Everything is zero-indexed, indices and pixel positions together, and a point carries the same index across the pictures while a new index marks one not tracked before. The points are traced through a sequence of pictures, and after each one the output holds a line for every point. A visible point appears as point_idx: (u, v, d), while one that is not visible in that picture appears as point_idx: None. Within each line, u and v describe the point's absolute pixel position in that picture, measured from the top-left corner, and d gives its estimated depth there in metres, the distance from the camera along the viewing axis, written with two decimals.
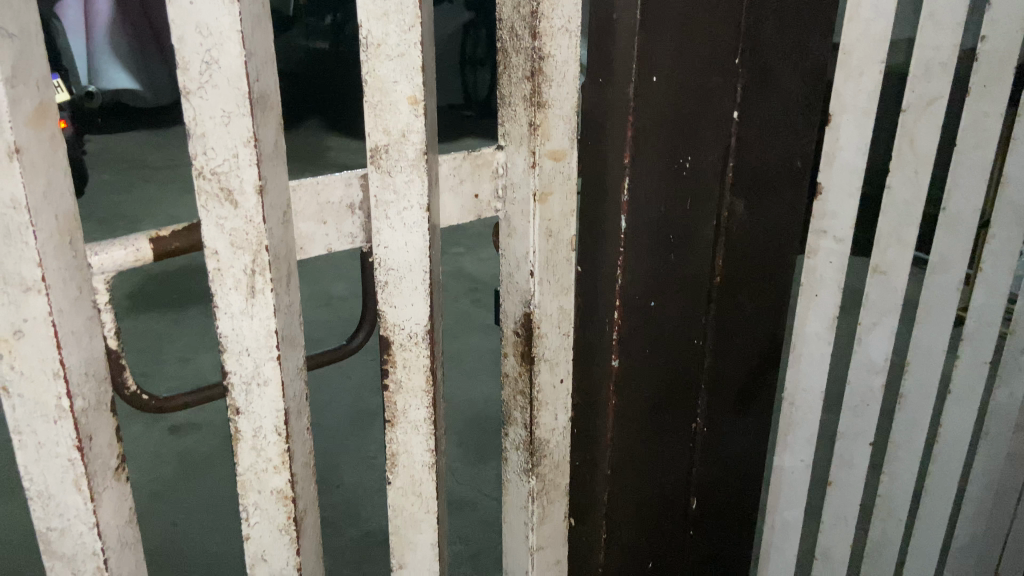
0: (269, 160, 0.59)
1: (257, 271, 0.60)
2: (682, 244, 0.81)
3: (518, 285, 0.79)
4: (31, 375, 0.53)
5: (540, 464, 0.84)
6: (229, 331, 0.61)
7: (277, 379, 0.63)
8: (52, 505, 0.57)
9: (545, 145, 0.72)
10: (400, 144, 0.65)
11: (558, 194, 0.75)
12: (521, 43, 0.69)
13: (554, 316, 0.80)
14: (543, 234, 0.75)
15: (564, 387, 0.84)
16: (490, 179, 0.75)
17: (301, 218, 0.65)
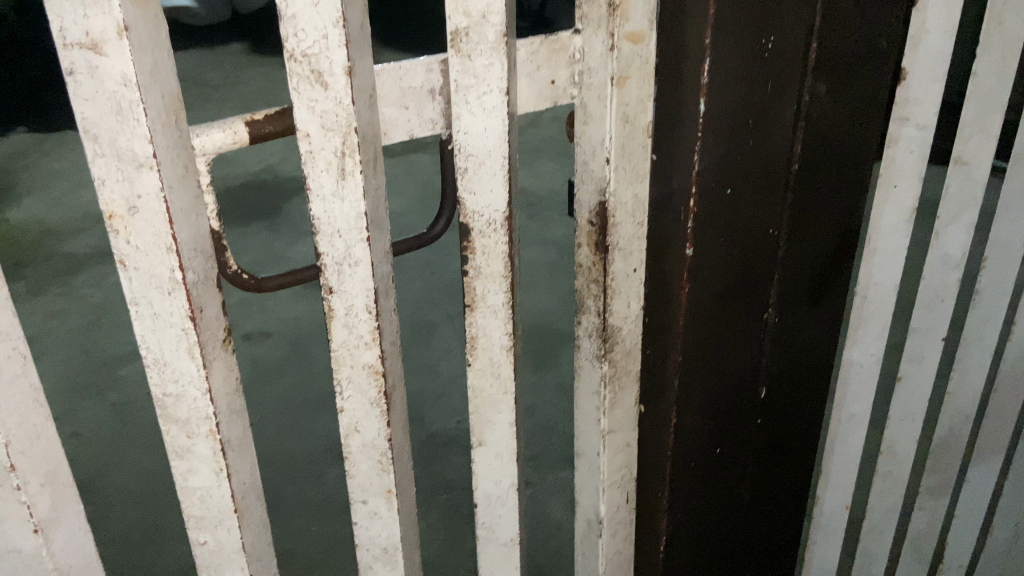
0: (357, 43, 0.60)
1: (347, 153, 0.62)
2: (761, 130, 0.80)
3: (594, 174, 0.79)
4: (145, 249, 0.56)
5: (612, 350, 0.87)
6: (322, 213, 0.64)
7: (367, 260, 0.66)
8: (168, 371, 0.61)
9: (624, 26, 0.71)
10: (480, 26, 0.65)
11: (636, 77, 0.74)
12: None
13: (628, 204, 0.81)
14: (620, 120, 0.75)
15: (637, 276, 0.86)
16: (566, 66, 0.75)
17: (385, 103, 0.66)
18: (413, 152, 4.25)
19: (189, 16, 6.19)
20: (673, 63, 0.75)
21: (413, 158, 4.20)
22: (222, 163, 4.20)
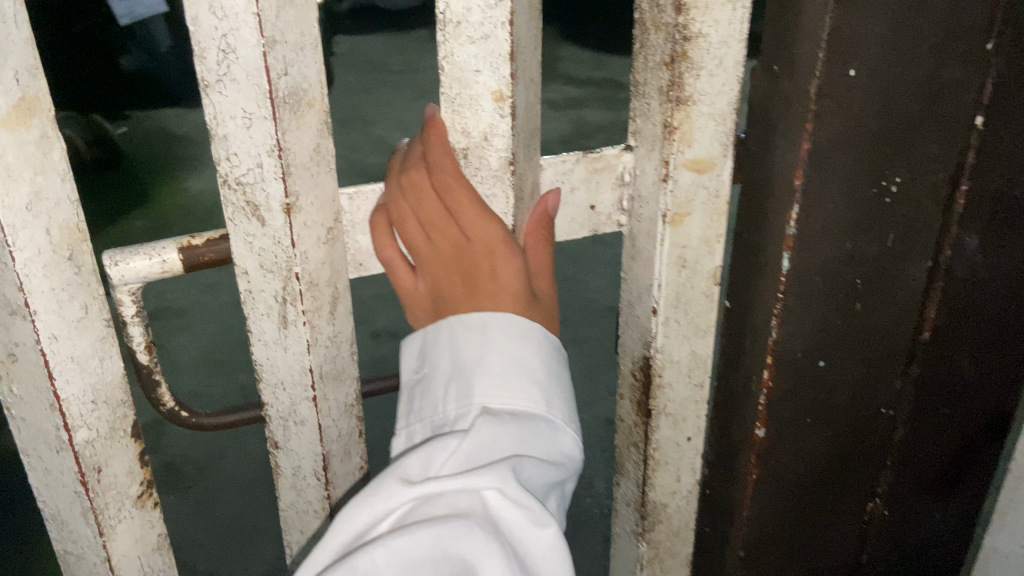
0: (305, 170, 0.48)
1: (289, 299, 0.50)
2: (875, 291, 0.59)
3: (639, 321, 0.62)
4: (30, 401, 0.48)
5: (653, 529, 0.69)
6: (264, 359, 0.53)
7: (313, 422, 0.54)
8: (67, 529, 0.53)
9: (684, 153, 0.54)
10: (482, 149, 0.51)
11: (700, 214, 0.57)
12: (662, 18, 0.51)
13: (682, 363, 0.62)
14: (674, 265, 0.58)
15: (693, 446, 0.67)
16: (612, 188, 0.59)
17: (361, 230, 0.54)
18: None
19: None
20: (756, 201, 0.58)
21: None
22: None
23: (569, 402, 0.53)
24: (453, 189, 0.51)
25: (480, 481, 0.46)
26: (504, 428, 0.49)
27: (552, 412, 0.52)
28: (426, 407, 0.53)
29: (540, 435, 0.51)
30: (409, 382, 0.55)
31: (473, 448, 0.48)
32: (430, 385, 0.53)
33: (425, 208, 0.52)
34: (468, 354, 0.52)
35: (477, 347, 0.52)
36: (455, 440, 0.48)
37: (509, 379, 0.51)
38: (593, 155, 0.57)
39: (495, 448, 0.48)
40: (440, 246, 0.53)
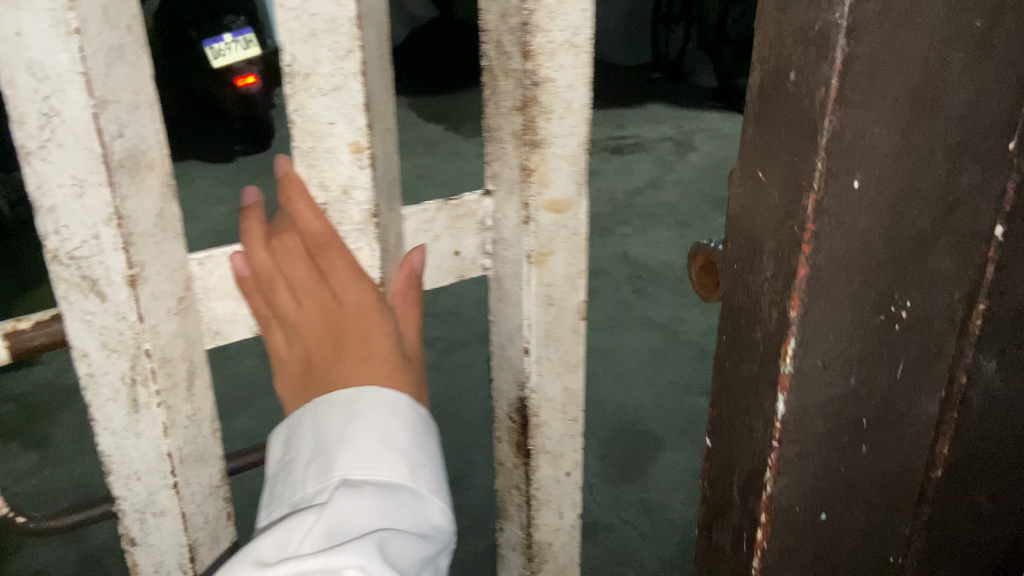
0: (150, 236, 0.51)
1: (140, 378, 0.52)
2: (886, 429, 0.52)
3: (512, 364, 0.72)
4: None
5: (539, 564, 0.78)
6: (112, 450, 0.54)
7: (174, 510, 0.56)
8: None
9: (542, 194, 0.65)
10: (343, 202, 0.59)
11: (561, 252, 0.67)
12: (511, 65, 0.61)
13: (554, 400, 0.72)
14: (541, 301, 0.68)
15: (570, 481, 0.76)
16: (476, 232, 0.68)
17: (214, 296, 0.58)
18: None
19: None
20: (744, 314, 0.50)
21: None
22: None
23: (431, 476, 0.59)
24: (327, 250, 0.59)
25: (344, 556, 0.51)
26: (365, 501, 0.54)
27: (417, 482, 0.58)
28: (286, 489, 0.58)
29: (406, 506, 0.56)
30: (274, 472, 0.60)
31: (333, 522, 0.53)
32: (294, 468, 0.59)
33: (300, 277, 0.60)
34: (331, 433, 0.57)
35: (340, 425, 0.57)
36: (313, 516, 0.53)
37: (373, 453, 0.56)
38: (455, 202, 0.66)
39: (354, 522, 0.53)
40: (315, 311, 0.60)
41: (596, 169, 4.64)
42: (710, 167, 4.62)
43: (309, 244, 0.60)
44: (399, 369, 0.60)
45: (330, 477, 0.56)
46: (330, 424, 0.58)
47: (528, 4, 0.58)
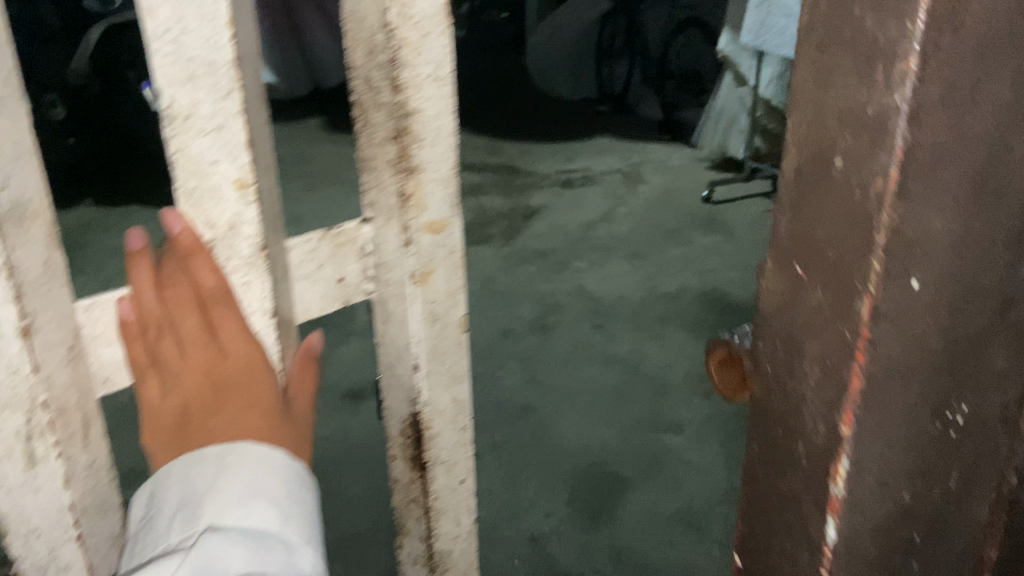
0: (37, 284, 0.57)
1: (33, 432, 0.59)
2: (938, 537, 0.48)
3: (404, 384, 0.86)
4: None
5: (439, 565, 0.94)
6: (9, 505, 0.61)
7: (77, 561, 0.64)
8: None
9: (420, 215, 0.78)
10: (231, 236, 0.67)
11: (441, 268, 0.82)
12: (381, 98, 0.74)
13: (444, 411, 0.87)
14: (428, 315, 0.82)
15: (463, 488, 0.92)
16: (358, 258, 0.80)
17: (102, 342, 0.65)
18: (476, 246, 4.17)
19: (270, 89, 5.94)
20: (785, 420, 0.47)
21: (476, 253, 4.08)
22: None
23: (302, 522, 0.67)
24: (219, 302, 0.67)
25: None
26: (234, 541, 0.62)
27: (288, 530, 0.65)
28: (150, 542, 0.65)
29: (276, 554, 0.64)
30: (137, 526, 0.67)
31: (199, 563, 0.60)
32: (161, 517, 0.65)
33: (188, 324, 0.67)
34: (203, 483, 0.64)
35: (211, 476, 0.65)
36: (180, 559, 0.61)
37: (246, 499, 0.64)
38: (335, 233, 0.78)
39: (219, 561, 0.61)
40: (200, 356, 0.67)
41: (550, 203, 4.72)
42: (658, 200, 4.75)
43: (204, 294, 0.67)
44: (268, 418, 0.69)
45: (199, 524, 0.63)
46: (201, 474, 0.65)
47: (395, 40, 0.70)
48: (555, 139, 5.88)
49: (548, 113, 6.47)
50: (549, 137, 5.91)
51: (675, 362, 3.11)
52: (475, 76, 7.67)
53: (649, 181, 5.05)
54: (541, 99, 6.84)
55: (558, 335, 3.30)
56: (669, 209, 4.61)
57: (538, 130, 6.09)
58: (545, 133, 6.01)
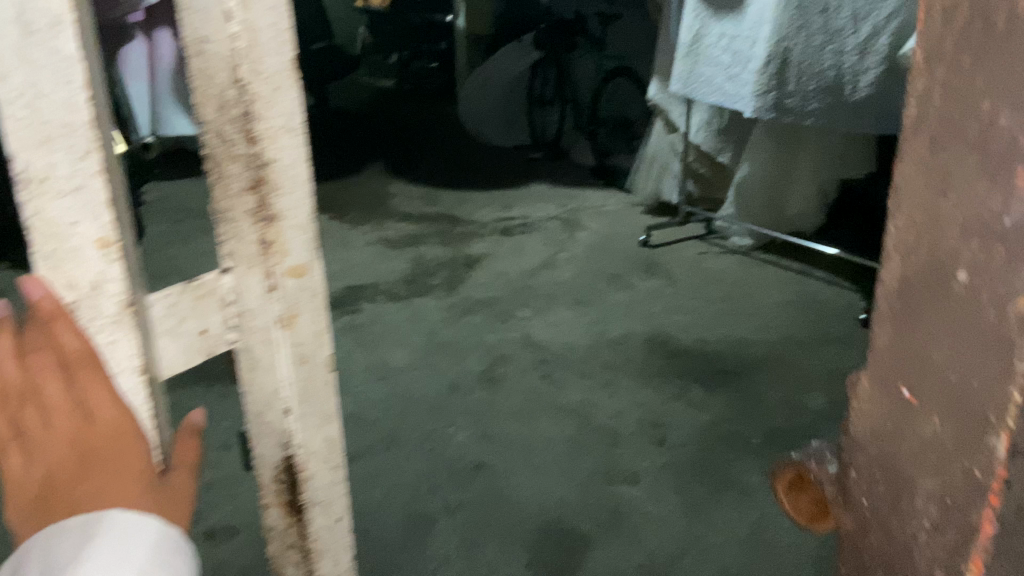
0: None
1: None
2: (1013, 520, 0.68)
3: (276, 423, 1.21)
4: None
5: (307, 551, 1.33)
6: None
7: None
8: None
9: (283, 261, 1.13)
10: (97, 288, 0.94)
11: (305, 312, 1.18)
12: (243, 159, 1.06)
13: (315, 448, 1.26)
14: (294, 348, 1.18)
15: (335, 515, 1.34)
16: (220, 308, 1.11)
17: None
18: (419, 296, 4.10)
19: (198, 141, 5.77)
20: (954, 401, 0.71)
21: (419, 304, 4.01)
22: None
23: None
24: (81, 364, 0.87)
25: None
26: None
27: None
28: None
29: None
30: None
31: None
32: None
33: (56, 400, 0.84)
34: (64, 554, 0.78)
35: (72, 545, 0.79)
36: None
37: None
38: (197, 286, 1.08)
39: None
40: (64, 426, 0.84)
41: (491, 251, 4.69)
42: (598, 245, 4.77)
43: (69, 363, 0.86)
44: (141, 482, 0.87)
45: None
46: (63, 546, 0.79)
47: (253, 116, 1.04)
48: (493, 186, 5.89)
49: (485, 162, 6.49)
50: (487, 185, 5.91)
51: (626, 410, 3.08)
52: (411, 124, 7.64)
53: (588, 226, 5.08)
54: (477, 147, 6.88)
55: (506, 387, 3.24)
56: (609, 254, 4.64)
57: (476, 177, 6.10)
58: (482, 181, 6.01)
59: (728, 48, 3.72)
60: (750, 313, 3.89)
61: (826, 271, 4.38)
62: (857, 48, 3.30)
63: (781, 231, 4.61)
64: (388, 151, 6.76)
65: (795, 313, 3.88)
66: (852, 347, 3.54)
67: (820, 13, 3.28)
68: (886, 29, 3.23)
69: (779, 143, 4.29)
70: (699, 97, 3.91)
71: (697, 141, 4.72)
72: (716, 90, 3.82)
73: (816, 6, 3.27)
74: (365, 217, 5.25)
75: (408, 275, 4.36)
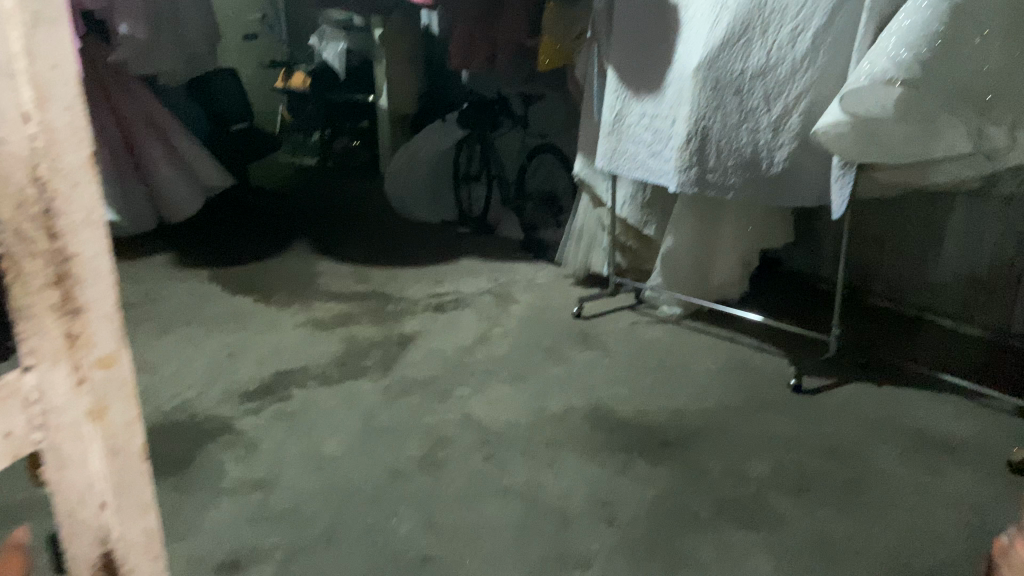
0: None
1: None
2: None
3: (88, 514, 1.46)
4: None
5: None
6: None
7: None
8: None
9: (95, 364, 1.40)
10: None
11: (115, 408, 1.46)
12: (47, 270, 1.28)
13: (129, 532, 1.56)
14: (104, 443, 1.45)
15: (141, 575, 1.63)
16: (28, 407, 1.30)
17: None
18: (353, 378, 3.95)
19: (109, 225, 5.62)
20: None
21: (353, 386, 3.86)
22: (141, 397, 3.79)
23: None
24: None
25: None
26: None
27: None
28: None
29: None
30: None
31: None
32: None
33: None
34: None
35: None
36: None
37: None
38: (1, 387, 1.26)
39: None
40: None
41: (425, 328, 4.60)
42: (532, 318, 4.75)
43: None
44: None
45: None
46: None
47: (60, 236, 1.28)
48: (423, 262, 5.83)
49: (414, 237, 6.44)
50: (417, 261, 5.85)
51: (573, 488, 3.00)
52: (336, 200, 7.56)
53: (520, 299, 5.06)
54: (405, 223, 6.83)
55: (448, 470, 3.12)
56: (544, 326, 4.61)
57: (405, 254, 6.03)
58: (412, 257, 5.95)
59: (650, 126, 3.86)
60: (687, 380, 3.90)
61: (755, 337, 4.44)
62: (770, 126, 3.32)
63: (708, 298, 4.68)
64: (313, 229, 6.64)
65: (729, 380, 3.90)
66: (787, 411, 3.58)
67: (734, 93, 3.38)
68: (796, 108, 3.23)
69: (701, 215, 4.36)
70: (625, 172, 4.01)
71: (623, 215, 4.75)
72: (641, 165, 3.94)
73: (729, 86, 3.38)
74: (293, 298, 5.10)
75: (339, 356, 4.21)
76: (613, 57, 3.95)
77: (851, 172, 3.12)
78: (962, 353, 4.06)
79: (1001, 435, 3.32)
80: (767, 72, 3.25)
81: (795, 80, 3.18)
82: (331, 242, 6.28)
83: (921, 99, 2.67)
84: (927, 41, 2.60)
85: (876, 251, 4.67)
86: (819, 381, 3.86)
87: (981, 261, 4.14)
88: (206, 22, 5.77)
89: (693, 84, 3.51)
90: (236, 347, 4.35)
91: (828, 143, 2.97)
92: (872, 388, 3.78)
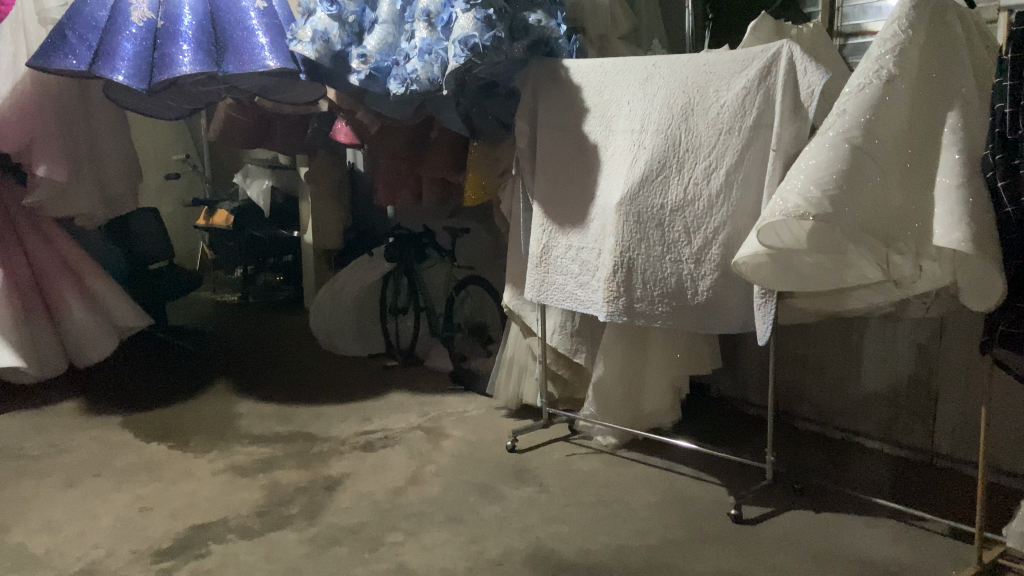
0: None
1: None
2: None
3: None
4: None
5: None
6: None
7: None
8: None
9: None
10: None
11: None
12: None
13: None
14: None
15: None
16: None
17: None
18: (275, 529, 3.64)
19: (16, 374, 5.14)
20: None
21: (276, 538, 3.55)
22: (33, 566, 3.36)
23: None
24: None
25: None
26: None
27: None
28: None
29: None
30: None
31: None
32: None
33: None
34: None
35: None
36: None
37: None
38: None
39: None
40: None
41: (352, 470, 4.34)
42: (465, 453, 4.55)
43: None
44: None
45: None
46: None
47: None
48: (350, 398, 5.60)
49: (339, 374, 6.20)
50: (344, 397, 5.61)
51: None
52: (256, 338, 7.29)
53: (452, 434, 4.87)
54: (329, 360, 6.59)
55: None
56: (477, 463, 4.41)
57: (331, 391, 5.79)
58: (338, 394, 5.71)
59: (576, 257, 3.88)
60: (628, 516, 3.74)
61: (691, 466, 4.34)
62: (692, 258, 3.38)
63: (642, 426, 4.60)
64: (233, 368, 6.34)
65: (670, 513, 3.76)
66: (732, 544, 3.45)
67: (656, 227, 3.45)
68: (715, 241, 3.31)
69: (629, 342, 4.39)
70: (553, 303, 3.99)
71: (553, 344, 4.71)
72: (569, 295, 3.93)
73: (651, 220, 3.46)
74: (210, 444, 4.77)
75: (260, 506, 3.89)
76: (539, 193, 4.05)
77: (772, 301, 3.12)
78: (894, 476, 4.06)
79: (941, 558, 3.27)
80: (686, 207, 3.35)
81: (712, 214, 3.28)
82: (252, 382, 5.99)
83: (831, 230, 2.75)
84: (831, 176, 2.62)
85: (799, 376, 4.75)
86: (760, 511, 3.77)
87: (899, 382, 4.25)
88: (128, 161, 5.69)
89: (616, 219, 3.58)
90: (148, 500, 3.98)
91: (749, 271, 2.99)
92: (811, 516, 3.71)
